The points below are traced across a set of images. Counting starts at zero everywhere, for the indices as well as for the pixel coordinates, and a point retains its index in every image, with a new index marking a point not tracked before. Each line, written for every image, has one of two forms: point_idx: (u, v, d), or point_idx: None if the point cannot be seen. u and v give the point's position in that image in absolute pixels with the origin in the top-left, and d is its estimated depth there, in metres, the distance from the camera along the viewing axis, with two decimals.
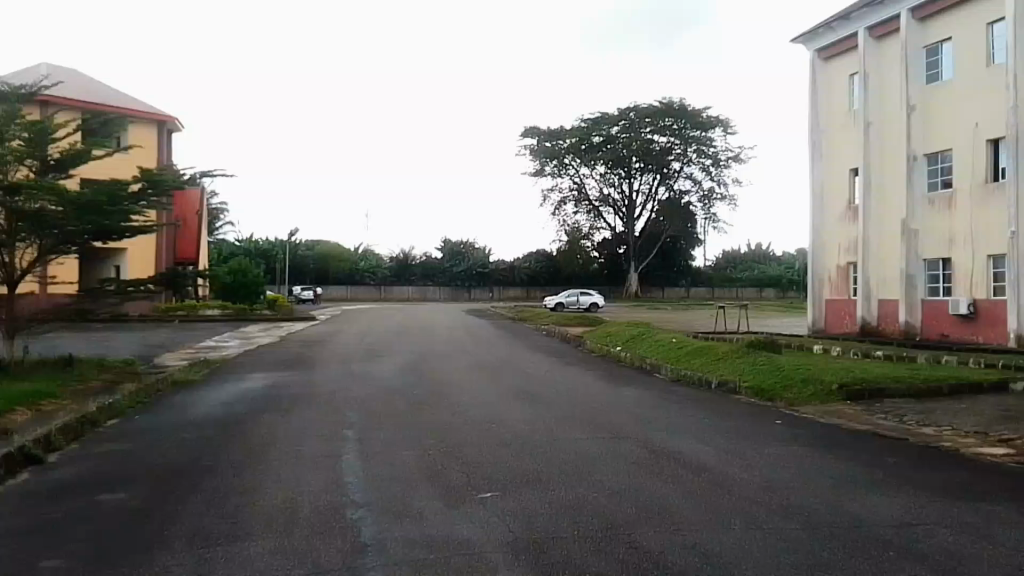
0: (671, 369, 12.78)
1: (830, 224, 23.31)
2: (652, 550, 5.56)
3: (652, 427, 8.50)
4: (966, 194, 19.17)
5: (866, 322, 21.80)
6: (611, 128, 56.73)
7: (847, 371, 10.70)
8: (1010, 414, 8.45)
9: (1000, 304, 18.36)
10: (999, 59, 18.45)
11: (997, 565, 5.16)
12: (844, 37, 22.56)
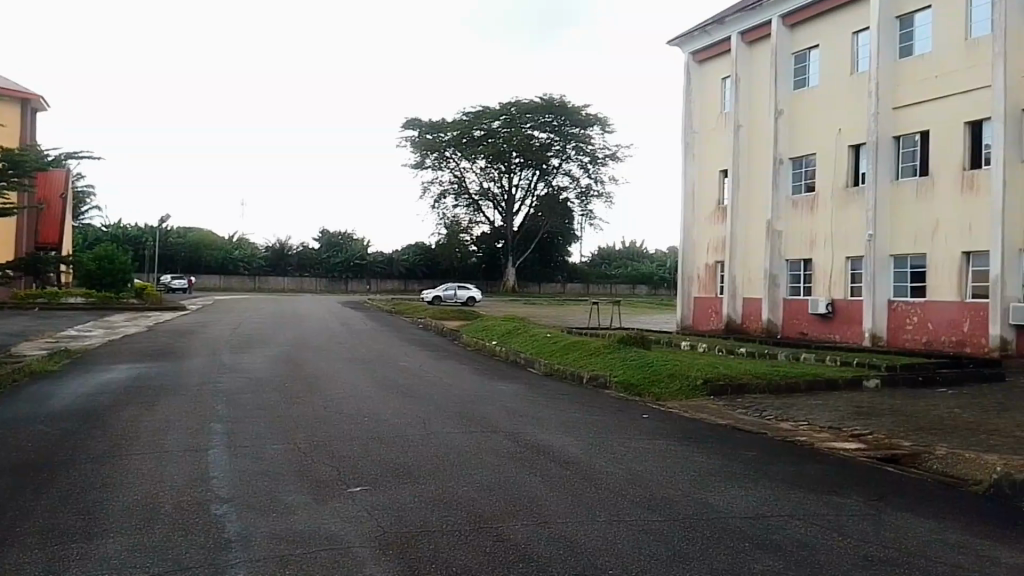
0: (545, 363, 12.95)
1: (700, 224, 25.18)
2: (518, 544, 5.52)
3: (519, 420, 8.58)
4: (828, 197, 20.46)
5: (732, 319, 23.23)
6: (492, 123, 57.39)
7: (712, 367, 11.07)
8: (863, 410, 8.89)
9: (855, 303, 19.65)
10: (862, 68, 19.79)
11: (846, 555, 5.32)
12: (719, 40, 24.11)
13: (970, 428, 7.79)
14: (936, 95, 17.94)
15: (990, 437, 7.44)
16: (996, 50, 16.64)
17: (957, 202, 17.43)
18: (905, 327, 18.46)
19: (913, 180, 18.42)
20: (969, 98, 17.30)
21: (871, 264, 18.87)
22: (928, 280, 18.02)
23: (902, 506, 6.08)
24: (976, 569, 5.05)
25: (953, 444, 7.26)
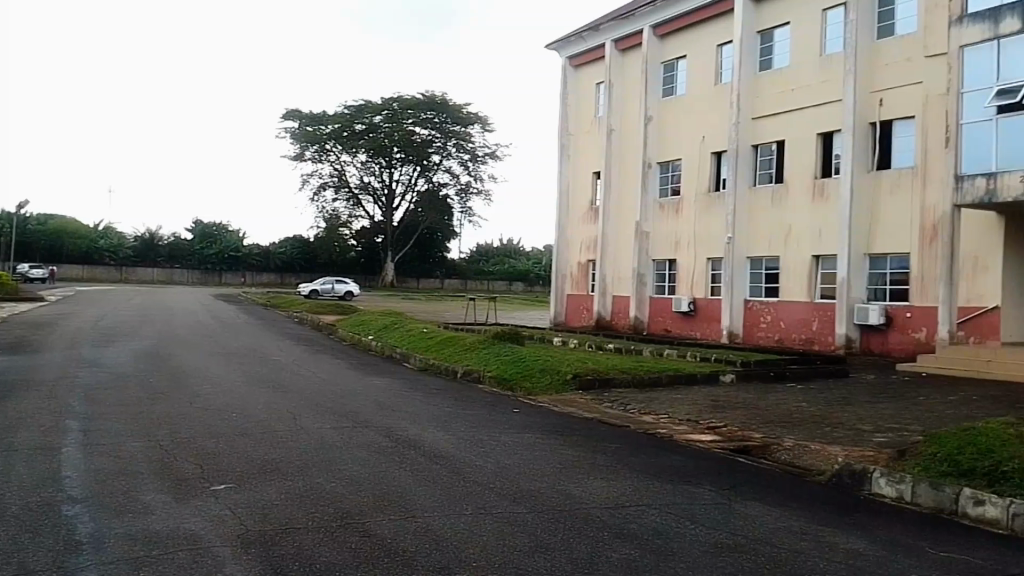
0: (421, 358, 13.10)
1: (574, 224, 26.34)
2: (384, 539, 5.45)
3: (390, 415, 8.59)
4: (693, 201, 21.69)
5: (602, 316, 24.30)
6: (373, 117, 56.18)
7: (581, 363, 11.41)
8: (721, 403, 9.33)
9: (714, 302, 20.85)
10: (726, 79, 21.06)
11: (698, 543, 5.52)
12: (591, 47, 25.31)
13: (815, 420, 8.29)
14: (789, 107, 19.24)
15: (833, 428, 7.94)
16: (843, 67, 17.93)
17: (808, 208, 18.64)
18: (759, 326, 19.68)
19: (769, 186, 19.70)
20: (818, 110, 18.57)
21: (729, 265, 20.03)
22: (781, 282, 19.22)
23: (751, 494, 6.36)
24: (816, 552, 5.34)
25: (800, 436, 7.69)
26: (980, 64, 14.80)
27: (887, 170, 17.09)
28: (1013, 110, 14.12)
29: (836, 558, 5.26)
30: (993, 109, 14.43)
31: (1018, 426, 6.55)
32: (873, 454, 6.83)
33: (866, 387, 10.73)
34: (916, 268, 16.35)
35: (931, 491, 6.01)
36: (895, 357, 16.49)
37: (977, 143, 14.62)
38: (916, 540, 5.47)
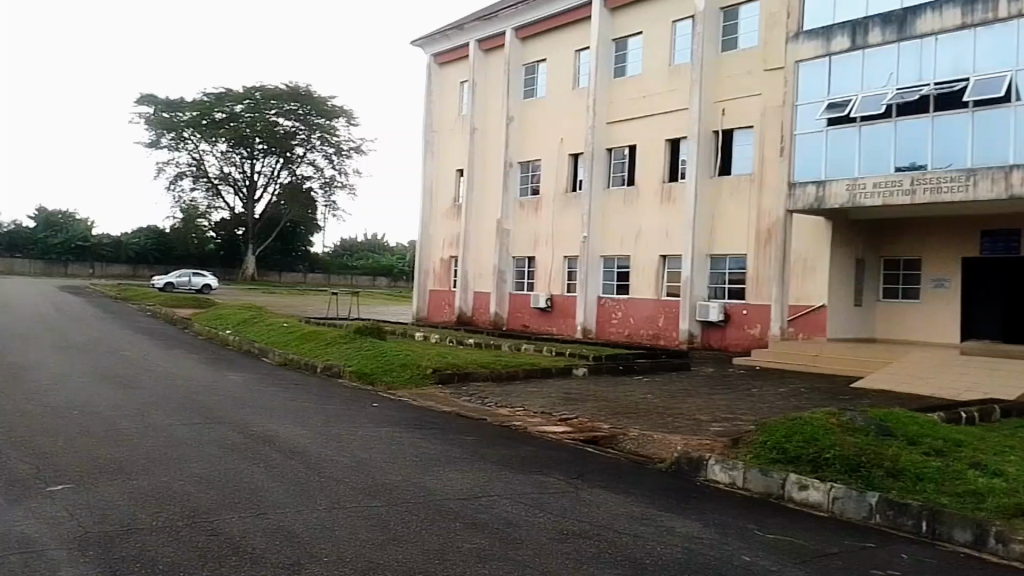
0: (281, 352, 12.99)
1: (438, 220, 27.26)
2: (232, 536, 5.30)
3: (246, 411, 8.42)
4: (551, 201, 22.74)
5: (463, 312, 25.24)
6: (234, 106, 54.37)
7: (440, 357, 11.61)
8: (574, 396, 9.70)
9: (570, 299, 22.09)
10: (583, 84, 22.12)
11: (544, 530, 5.66)
12: (456, 46, 26.29)
13: (658, 411, 8.76)
14: (638, 113, 20.38)
15: (675, 419, 8.41)
16: (690, 77, 19.11)
17: (656, 210, 19.85)
18: (611, 321, 20.85)
19: (621, 188, 20.86)
20: (667, 118, 19.74)
21: (584, 263, 21.20)
22: (631, 279, 20.44)
23: (597, 482, 6.61)
24: (655, 536, 5.58)
25: (645, 426, 8.09)
26: (814, 79, 15.93)
27: (727, 176, 18.41)
28: (842, 123, 15.29)
29: (673, 541, 5.51)
30: (824, 121, 15.60)
31: (839, 415, 7.10)
32: (710, 443, 7.25)
33: (705, 380, 11.46)
34: (752, 268, 17.70)
35: (761, 477, 6.39)
36: (732, 351, 17.86)
37: (809, 153, 15.75)
38: (744, 523, 5.80)
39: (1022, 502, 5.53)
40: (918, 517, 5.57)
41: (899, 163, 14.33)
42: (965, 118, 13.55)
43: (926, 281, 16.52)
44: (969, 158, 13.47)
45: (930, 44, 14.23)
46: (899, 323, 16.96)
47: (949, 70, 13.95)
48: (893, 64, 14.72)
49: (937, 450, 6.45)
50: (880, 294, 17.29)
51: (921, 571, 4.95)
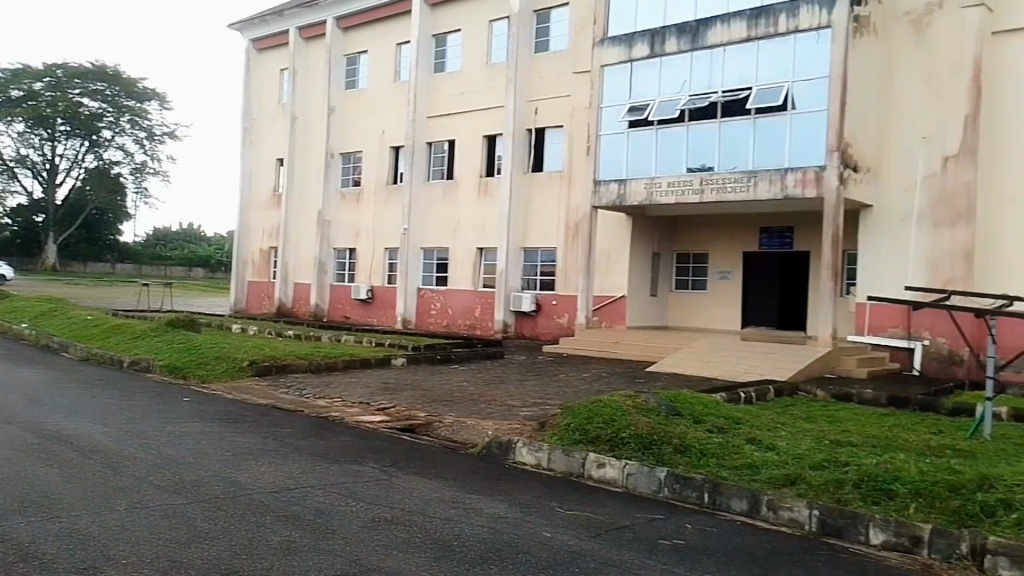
0: (83, 347, 12.39)
1: (258, 210, 26.82)
2: (19, 542, 4.85)
3: (45, 412, 7.83)
4: (373, 192, 23.14)
5: (283, 303, 25.14)
6: (31, 83, 49.84)
7: (258, 350, 11.60)
8: (390, 385, 10.00)
9: (390, 290, 22.56)
10: (403, 77, 22.64)
11: (357, 518, 5.62)
12: (274, 31, 26.16)
13: (474, 399, 9.15)
14: (457, 109, 21.09)
15: (488, 405, 8.81)
16: (506, 75, 19.95)
17: (475, 204, 20.61)
18: (430, 313, 21.51)
19: (440, 182, 21.56)
20: (484, 114, 20.52)
21: (404, 256, 21.70)
22: (450, 271, 21.20)
23: (412, 469, 6.76)
24: (464, 518, 5.70)
25: (460, 413, 8.46)
26: (617, 83, 16.72)
27: (540, 173, 19.43)
28: (640, 125, 16.23)
29: (482, 522, 5.66)
30: (626, 123, 16.47)
31: (636, 397, 7.63)
32: (519, 427, 7.62)
33: (518, 367, 12.03)
34: (562, 261, 18.82)
35: (564, 458, 6.78)
36: (542, 340, 18.93)
37: (613, 152, 16.61)
38: (549, 502, 6.07)
39: (789, 471, 6.11)
40: (702, 488, 6.06)
41: (692, 164, 15.44)
42: (747, 124, 14.76)
43: (713, 273, 17.92)
44: (751, 161, 14.70)
45: (720, 54, 15.29)
46: (689, 312, 18.35)
47: (735, 82, 15.06)
48: (686, 71, 15.72)
49: (719, 428, 7.07)
50: (672, 284, 18.69)
51: (703, 539, 5.43)
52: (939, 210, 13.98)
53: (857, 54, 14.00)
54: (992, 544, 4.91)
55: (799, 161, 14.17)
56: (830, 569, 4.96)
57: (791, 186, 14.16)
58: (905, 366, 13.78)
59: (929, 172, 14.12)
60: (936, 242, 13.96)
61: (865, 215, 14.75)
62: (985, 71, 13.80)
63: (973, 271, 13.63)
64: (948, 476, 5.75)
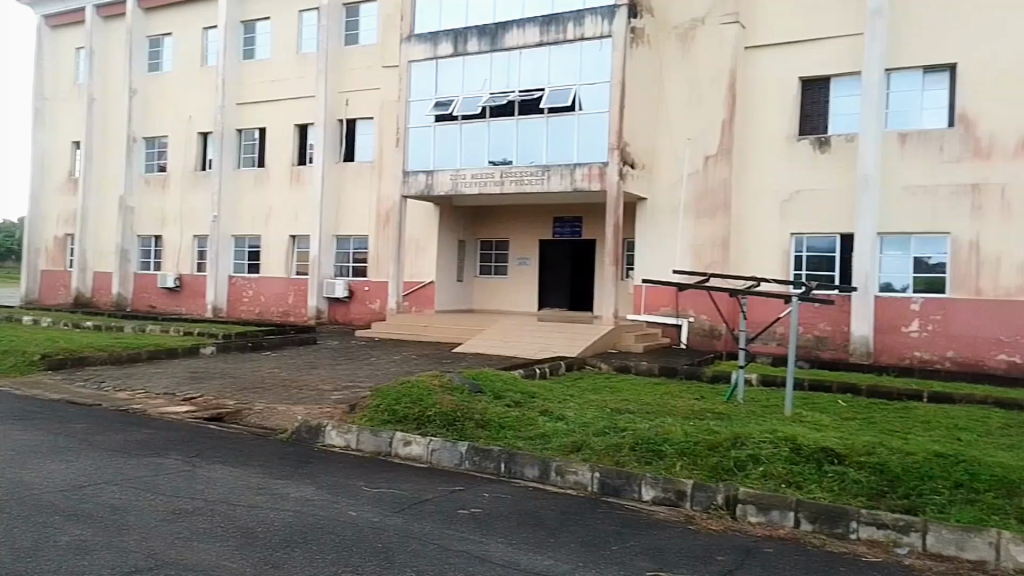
0: None
1: (49, 194, 25.12)
2: None
3: None
4: (179, 178, 22.41)
5: (80, 293, 23.70)
6: None
7: (50, 343, 11.03)
8: (196, 374, 9.93)
9: (199, 278, 22.00)
10: (211, 62, 22.08)
11: (154, 512, 5.50)
12: (67, 9, 24.47)
13: (285, 385, 9.33)
14: (266, 96, 21.03)
15: (299, 391, 8.99)
16: (316, 65, 20.17)
17: (287, 192, 20.63)
18: (241, 300, 21.28)
19: (251, 169, 21.38)
20: (296, 103, 20.56)
21: (213, 241, 21.31)
22: (262, 258, 21.09)
23: (216, 459, 6.77)
24: (268, 505, 5.77)
25: (269, 400, 8.60)
26: (423, 77, 17.24)
27: (351, 162, 19.86)
28: (446, 120, 16.87)
29: (286, 506, 5.76)
30: (432, 117, 17.05)
31: (441, 376, 8.09)
32: (330, 411, 7.88)
33: (331, 352, 12.22)
34: (372, 248, 19.36)
35: (372, 438, 7.10)
36: (354, 324, 19.37)
37: (419, 146, 17.17)
38: (355, 482, 6.30)
39: (577, 440, 6.70)
40: (498, 459, 6.55)
41: (493, 158, 16.27)
42: (541, 122, 15.78)
43: (513, 259, 19.08)
44: (544, 156, 15.75)
45: (516, 56, 16.16)
46: (491, 296, 19.38)
47: (529, 82, 16.00)
48: (486, 71, 16.49)
49: (516, 403, 7.64)
50: (478, 270, 19.65)
51: (496, 506, 5.87)
52: (701, 203, 15.62)
53: (633, 62, 15.27)
54: (743, 495, 5.71)
55: (585, 156, 15.34)
56: (606, 525, 5.53)
57: (579, 180, 15.33)
58: (675, 340, 15.11)
59: (693, 170, 15.73)
60: (699, 232, 15.63)
61: (642, 206, 16.28)
62: (739, 81, 15.51)
63: (728, 258, 15.41)
64: (708, 436, 6.56)
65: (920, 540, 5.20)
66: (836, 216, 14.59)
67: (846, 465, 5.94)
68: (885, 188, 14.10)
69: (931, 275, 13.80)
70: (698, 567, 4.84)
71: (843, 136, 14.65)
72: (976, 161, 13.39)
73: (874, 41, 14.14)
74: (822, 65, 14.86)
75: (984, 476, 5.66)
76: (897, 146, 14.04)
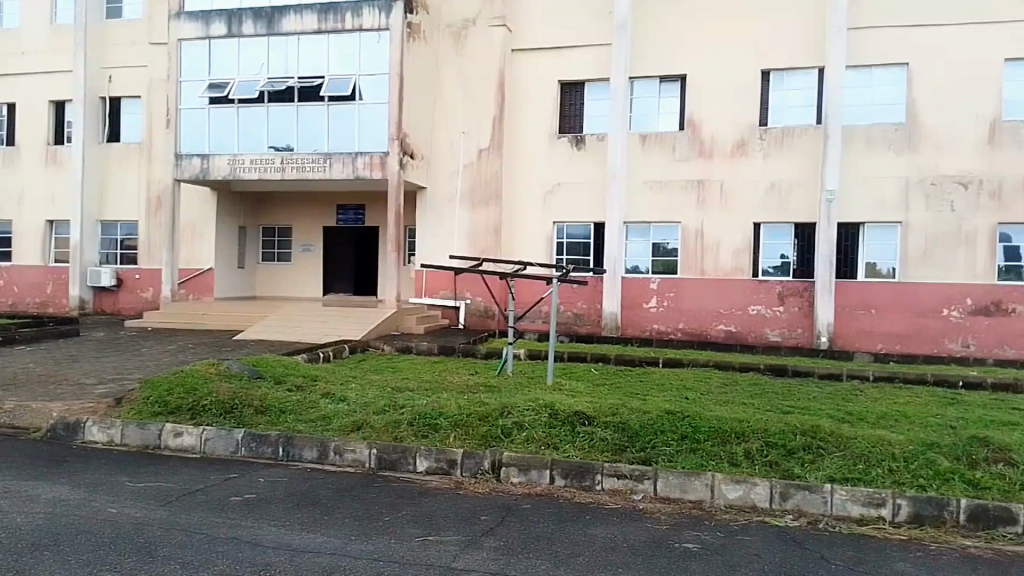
0: None
1: None
2: None
3: None
4: None
5: None
6: None
7: None
8: None
9: None
10: None
11: None
12: None
13: (42, 380, 8.60)
14: (17, 70, 18.94)
15: (58, 386, 8.33)
16: (73, 38, 18.49)
17: (41, 172, 18.83)
18: None
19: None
20: (53, 79, 18.74)
21: None
22: (14, 244, 19.05)
23: None
24: (14, 509, 5.37)
25: (23, 397, 7.87)
26: (195, 58, 16.50)
27: (117, 143, 18.48)
28: (221, 103, 16.31)
29: (34, 509, 5.41)
30: (206, 99, 16.33)
31: (218, 365, 8.21)
32: (93, 406, 7.44)
33: (96, 344, 11.42)
34: (144, 235, 18.19)
35: (138, 432, 6.86)
36: (124, 315, 18.12)
37: (192, 127, 16.39)
38: (117, 478, 6.07)
39: (357, 419, 6.97)
40: (276, 443, 6.63)
41: (274, 144, 16.06)
42: (321, 110, 15.80)
43: (297, 245, 19.04)
44: (326, 144, 15.84)
45: (293, 42, 16.02)
46: (275, 283, 19.19)
47: (308, 68, 15.96)
48: (263, 55, 16.18)
49: (297, 387, 7.79)
50: (260, 257, 19.32)
51: (272, 489, 6.03)
52: (475, 192, 16.54)
53: (410, 57, 15.79)
54: (506, 459, 6.40)
55: (365, 146, 15.66)
56: (379, 498, 5.95)
57: (360, 168, 15.61)
58: (454, 322, 15.92)
59: (468, 161, 16.60)
60: (475, 219, 16.54)
61: (422, 195, 16.90)
62: (508, 80, 16.51)
63: (500, 244, 16.55)
64: (479, 407, 7.14)
65: (651, 485, 6.19)
66: (592, 207, 16.12)
67: (596, 425, 6.81)
68: (629, 184, 15.85)
69: (667, 258, 15.85)
70: (462, 528, 5.47)
71: (595, 135, 16.15)
72: (701, 161, 15.52)
73: (621, 51, 15.65)
74: (576, 69, 16.23)
75: (703, 428, 6.76)
76: (638, 146, 15.83)
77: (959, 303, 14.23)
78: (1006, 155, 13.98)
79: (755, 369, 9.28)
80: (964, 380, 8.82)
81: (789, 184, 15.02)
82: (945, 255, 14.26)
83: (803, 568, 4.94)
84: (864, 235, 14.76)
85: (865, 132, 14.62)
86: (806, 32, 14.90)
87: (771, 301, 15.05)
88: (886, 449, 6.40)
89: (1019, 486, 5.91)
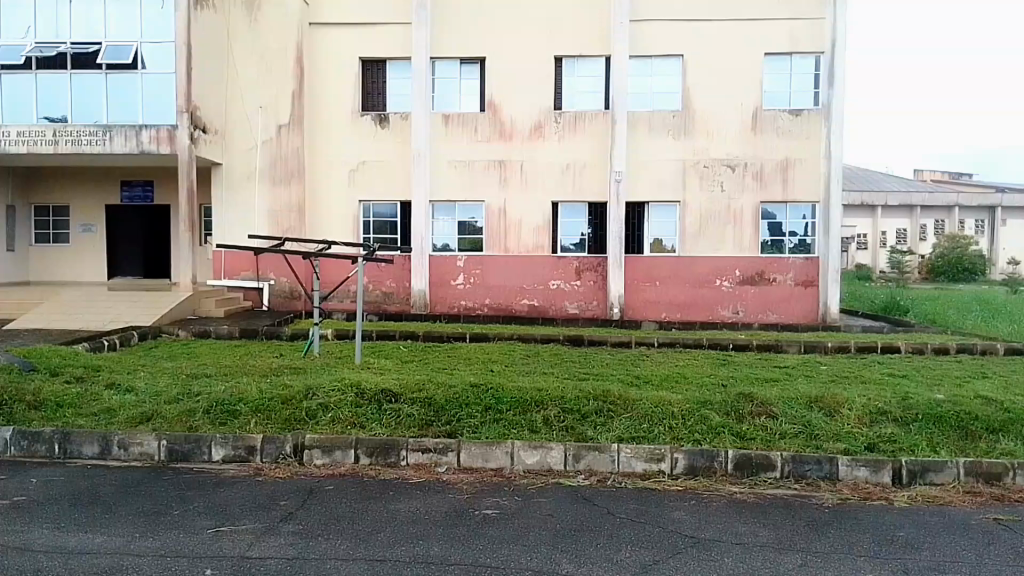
0: None
1: None
2: None
3: None
4: None
5: None
6: None
7: None
8: None
9: None
10: None
11: None
12: None
13: None
14: None
15: None
16: None
17: None
18: None
19: None
20: None
21: None
22: None
23: None
24: None
25: None
26: None
27: None
28: None
29: None
30: None
31: None
32: None
33: None
34: None
35: None
36: None
37: None
38: None
39: (145, 411, 6.74)
40: (50, 441, 6.28)
41: (46, 114, 14.76)
42: (100, 78, 14.71)
43: (76, 225, 17.79)
44: (106, 116, 14.81)
45: (65, 5, 14.73)
46: (50, 267, 17.86)
47: (84, 34, 14.74)
48: (30, 18, 14.73)
49: (77, 378, 7.51)
50: (33, 239, 17.87)
51: (49, 490, 5.59)
52: (275, 169, 15.95)
53: (200, 27, 14.94)
54: (309, 441, 6.35)
55: (150, 119, 14.77)
56: (168, 491, 5.67)
57: (145, 142, 14.72)
58: (257, 304, 15.45)
59: (267, 137, 15.95)
60: (275, 197, 15.97)
61: (216, 172, 16.04)
62: (305, 57, 16.13)
63: (304, 224, 16.21)
64: (281, 391, 7.13)
65: (455, 457, 6.37)
66: (397, 186, 16.16)
67: (402, 402, 6.98)
68: (432, 162, 15.98)
69: (474, 236, 16.23)
70: (259, 515, 5.29)
71: (398, 114, 16.15)
72: (501, 142, 15.95)
73: (420, 30, 15.68)
74: (377, 47, 16.13)
75: (505, 400, 7.10)
76: (442, 126, 15.99)
77: (729, 274, 15.72)
78: (766, 140, 15.56)
79: (557, 340, 9.87)
80: (734, 343, 10.02)
81: (582, 165, 15.83)
82: (716, 230, 15.72)
83: (592, 523, 5.30)
84: (649, 213, 15.93)
85: (647, 117, 15.70)
86: (597, 21, 15.73)
87: (569, 276, 15.90)
88: (667, 408, 7.01)
89: (778, 435, 6.65)
